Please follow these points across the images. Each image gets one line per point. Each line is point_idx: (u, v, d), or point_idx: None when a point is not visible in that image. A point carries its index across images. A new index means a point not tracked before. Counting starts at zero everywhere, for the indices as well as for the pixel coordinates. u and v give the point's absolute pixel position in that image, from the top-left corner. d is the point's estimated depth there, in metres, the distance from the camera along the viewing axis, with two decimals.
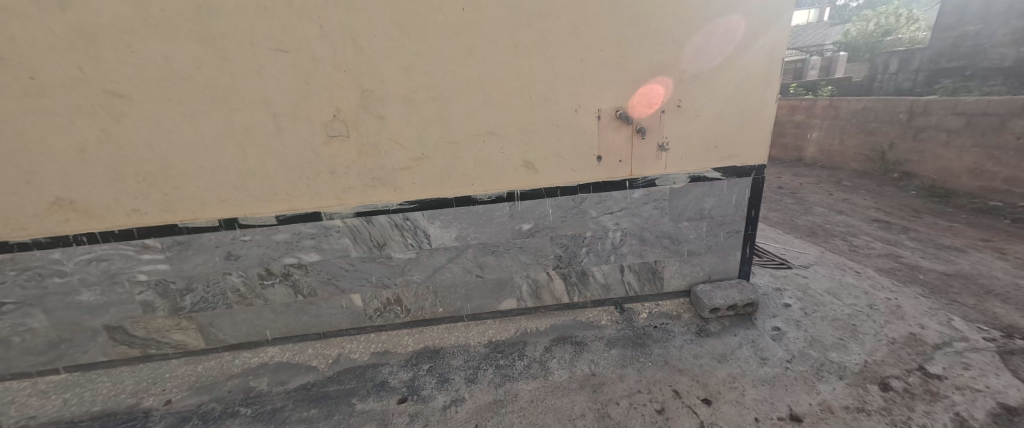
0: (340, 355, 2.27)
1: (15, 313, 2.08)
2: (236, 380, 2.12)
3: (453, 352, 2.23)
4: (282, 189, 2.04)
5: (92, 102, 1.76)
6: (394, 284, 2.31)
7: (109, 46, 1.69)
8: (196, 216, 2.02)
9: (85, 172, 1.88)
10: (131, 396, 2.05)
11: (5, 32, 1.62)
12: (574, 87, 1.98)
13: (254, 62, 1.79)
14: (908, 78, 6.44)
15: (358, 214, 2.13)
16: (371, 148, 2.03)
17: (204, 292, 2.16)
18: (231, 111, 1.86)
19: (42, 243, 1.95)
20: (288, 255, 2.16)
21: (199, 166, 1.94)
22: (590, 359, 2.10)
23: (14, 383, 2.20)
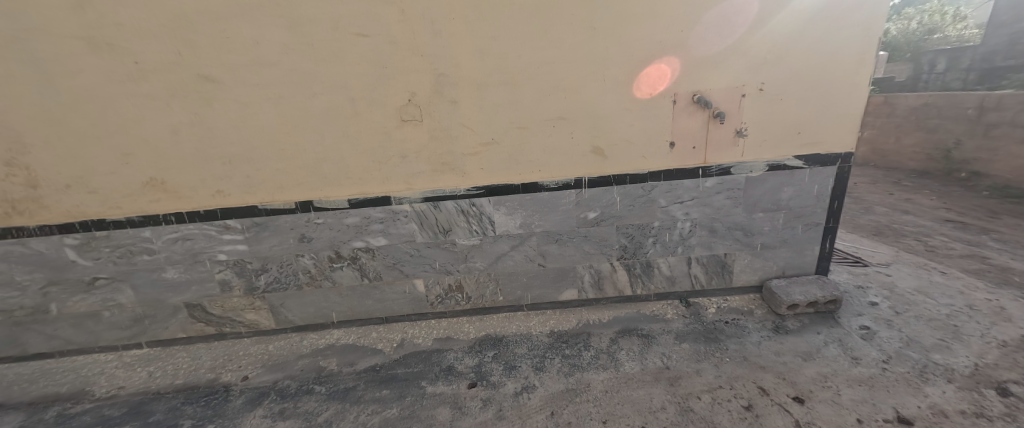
0: (404, 339, 2.29)
1: (107, 288, 2.18)
2: (307, 360, 2.18)
3: (516, 341, 2.21)
4: (354, 173, 2.07)
5: (187, 86, 1.83)
6: (456, 270, 2.31)
7: (206, 32, 1.75)
8: (274, 199, 2.08)
9: (175, 154, 1.95)
10: (210, 372, 2.14)
11: (114, 19, 1.70)
12: (647, 69, 1.88)
13: (337, 47, 1.82)
14: (959, 77, 6.08)
15: (425, 198, 2.14)
16: (442, 133, 2.02)
17: (278, 272, 2.23)
18: (312, 94, 1.90)
19: (136, 221, 2.05)
20: (357, 238, 2.20)
21: (278, 149, 1.98)
22: (660, 352, 2.02)
23: (102, 356, 2.32)
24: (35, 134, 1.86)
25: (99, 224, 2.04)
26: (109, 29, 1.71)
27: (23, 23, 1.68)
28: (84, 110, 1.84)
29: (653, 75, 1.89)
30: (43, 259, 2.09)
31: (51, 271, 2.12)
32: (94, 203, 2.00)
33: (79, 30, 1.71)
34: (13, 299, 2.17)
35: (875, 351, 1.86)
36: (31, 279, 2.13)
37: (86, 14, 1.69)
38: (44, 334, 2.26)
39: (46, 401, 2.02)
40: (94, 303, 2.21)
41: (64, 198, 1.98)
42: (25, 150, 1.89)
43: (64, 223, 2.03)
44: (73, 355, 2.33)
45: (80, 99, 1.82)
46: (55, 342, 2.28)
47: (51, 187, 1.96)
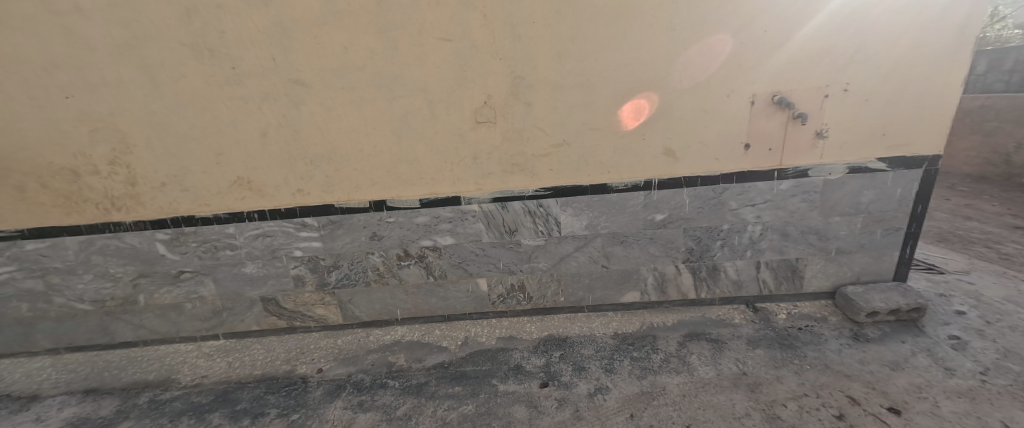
0: (467, 338, 2.32)
1: (191, 281, 2.29)
2: (377, 355, 2.24)
3: (580, 342, 2.20)
4: (428, 173, 2.14)
5: (280, 90, 1.95)
6: (519, 270, 2.33)
7: (302, 39, 1.86)
8: (350, 197, 2.17)
9: (263, 154, 2.07)
10: (285, 363, 2.22)
11: (218, 27, 1.82)
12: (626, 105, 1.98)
13: (420, 51, 1.90)
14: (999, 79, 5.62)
15: (494, 199, 2.18)
16: (515, 134, 2.06)
17: (348, 269, 2.31)
18: (394, 97, 1.99)
19: (222, 218, 2.17)
20: (425, 237, 2.25)
21: (359, 149, 2.08)
22: (734, 358, 1.97)
23: (182, 346, 2.43)
24: (138, 135, 1.99)
25: (189, 220, 2.16)
26: (213, 37, 1.84)
27: (137, 31, 1.81)
28: (184, 113, 1.97)
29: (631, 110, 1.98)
30: (135, 253, 2.21)
31: (142, 264, 2.24)
32: (186, 200, 2.13)
33: (186, 38, 1.83)
34: (106, 289, 2.30)
35: (971, 362, 1.77)
36: (123, 272, 2.25)
37: (193, 23, 1.81)
38: (131, 324, 2.39)
39: (137, 387, 2.13)
40: (178, 295, 2.32)
41: (159, 195, 2.11)
42: (128, 150, 2.02)
43: (157, 219, 2.15)
44: (156, 345, 2.45)
45: (182, 102, 1.95)
46: (141, 331, 2.41)
47: (148, 184, 2.09)
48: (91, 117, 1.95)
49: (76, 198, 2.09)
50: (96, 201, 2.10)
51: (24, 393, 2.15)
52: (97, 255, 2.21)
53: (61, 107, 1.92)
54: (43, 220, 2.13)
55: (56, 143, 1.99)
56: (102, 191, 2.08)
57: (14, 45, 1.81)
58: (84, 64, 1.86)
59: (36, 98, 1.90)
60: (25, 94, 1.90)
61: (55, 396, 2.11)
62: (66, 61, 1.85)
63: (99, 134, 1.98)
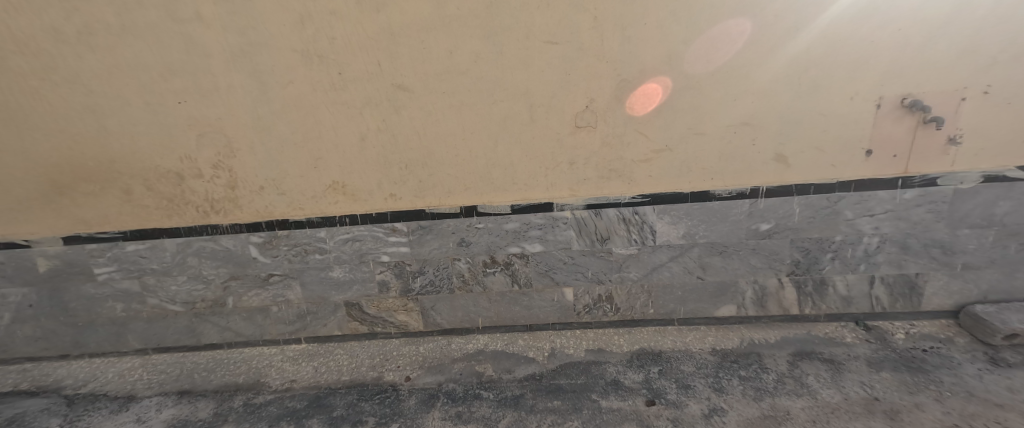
0: (554, 349, 2.23)
1: (279, 284, 2.30)
2: (463, 364, 2.19)
3: (678, 358, 2.06)
4: (521, 179, 2.09)
5: (382, 94, 1.96)
6: (608, 280, 2.24)
7: (408, 44, 1.86)
8: (442, 203, 2.15)
9: (360, 158, 2.08)
10: (372, 370, 2.20)
11: (330, 33, 1.85)
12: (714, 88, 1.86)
13: (525, 54, 1.87)
14: None
15: (587, 205, 2.10)
16: (615, 139, 1.99)
17: (433, 275, 2.28)
18: (494, 101, 1.96)
19: (315, 222, 2.18)
20: (513, 244, 2.20)
21: (455, 154, 2.07)
22: (858, 381, 1.80)
23: (265, 349, 2.43)
24: (242, 139, 2.03)
25: (283, 224, 2.18)
26: (324, 43, 1.87)
27: (252, 38, 1.84)
28: (289, 118, 2.00)
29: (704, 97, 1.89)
30: (229, 255, 2.23)
31: (234, 267, 2.25)
32: (281, 204, 2.15)
33: (298, 44, 1.86)
34: (197, 291, 2.30)
35: None
36: (216, 274, 2.26)
37: (306, 29, 1.84)
38: (218, 326, 2.38)
39: (229, 390, 2.13)
40: (265, 298, 2.33)
41: (256, 198, 2.14)
42: (232, 153, 2.05)
43: (252, 222, 2.18)
44: (239, 348, 2.45)
45: (287, 108, 1.98)
46: (227, 334, 2.41)
47: (247, 188, 2.12)
48: (201, 122, 1.99)
49: (178, 201, 2.12)
50: (197, 204, 2.13)
51: (120, 393, 2.17)
52: (192, 257, 2.23)
53: (173, 112, 1.97)
54: (145, 221, 2.17)
55: (164, 147, 2.03)
56: (203, 193, 2.12)
57: (136, 52, 1.86)
58: (199, 69, 1.90)
59: (151, 103, 1.95)
60: (141, 99, 1.94)
61: (151, 397, 2.12)
62: (182, 68, 1.89)
63: (206, 139, 2.02)
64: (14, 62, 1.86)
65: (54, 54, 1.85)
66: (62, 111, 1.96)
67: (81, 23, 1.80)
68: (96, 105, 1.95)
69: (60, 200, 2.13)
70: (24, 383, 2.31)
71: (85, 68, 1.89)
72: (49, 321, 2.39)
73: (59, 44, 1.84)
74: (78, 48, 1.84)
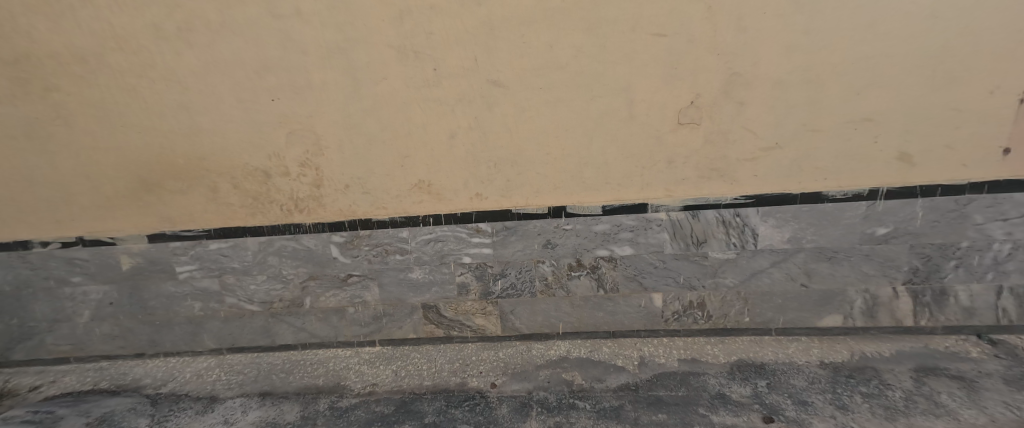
0: (643, 358, 2.11)
1: (358, 285, 2.26)
2: (548, 371, 2.09)
3: (785, 371, 1.93)
4: (615, 178, 1.99)
5: (476, 91, 1.90)
6: (702, 286, 2.11)
7: (507, 37, 1.80)
8: (528, 203, 2.07)
9: (448, 157, 2.03)
10: (454, 375, 2.13)
11: (428, 28, 1.80)
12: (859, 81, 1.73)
13: (631, 47, 1.76)
14: None
15: (684, 207, 1.99)
16: (721, 136, 1.87)
17: (515, 278, 2.20)
18: (592, 97, 1.87)
19: (397, 222, 2.14)
20: (602, 246, 2.10)
21: (546, 152, 1.98)
22: (1001, 401, 1.59)
23: (340, 351, 2.38)
24: (330, 137, 1.99)
25: (366, 223, 2.15)
26: (420, 38, 1.82)
27: (349, 34, 1.81)
28: (378, 115, 1.96)
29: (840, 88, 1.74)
30: (310, 255, 2.20)
31: (314, 267, 2.22)
32: (365, 203, 2.11)
33: (394, 39, 1.82)
34: (276, 291, 2.28)
35: None
36: (295, 274, 2.24)
37: (404, 24, 1.79)
38: (294, 327, 2.35)
39: (311, 392, 2.08)
40: (343, 299, 2.29)
41: (340, 197, 2.10)
42: (319, 151, 2.02)
43: (335, 221, 2.15)
44: (314, 349, 2.41)
45: (378, 104, 1.94)
46: (302, 335, 2.37)
47: (331, 187, 2.08)
48: (291, 120, 1.97)
49: (263, 199, 2.10)
50: (281, 202, 2.11)
51: (202, 394, 2.13)
52: (273, 256, 2.21)
53: (265, 109, 1.94)
54: (230, 220, 2.15)
55: (253, 145, 2.01)
56: (288, 192, 2.09)
57: (233, 48, 1.84)
58: (293, 66, 1.87)
59: (243, 100, 1.93)
60: (234, 96, 1.92)
61: (233, 398, 2.08)
62: (277, 64, 1.86)
63: (296, 136, 1.99)
64: (114, 59, 1.86)
65: (154, 51, 1.84)
66: (157, 108, 1.95)
67: (181, 19, 1.78)
68: (190, 102, 1.94)
69: (146, 198, 2.11)
70: (103, 381, 2.27)
71: (181, 65, 1.87)
72: (127, 320, 2.35)
73: (159, 41, 1.82)
74: (177, 44, 1.83)
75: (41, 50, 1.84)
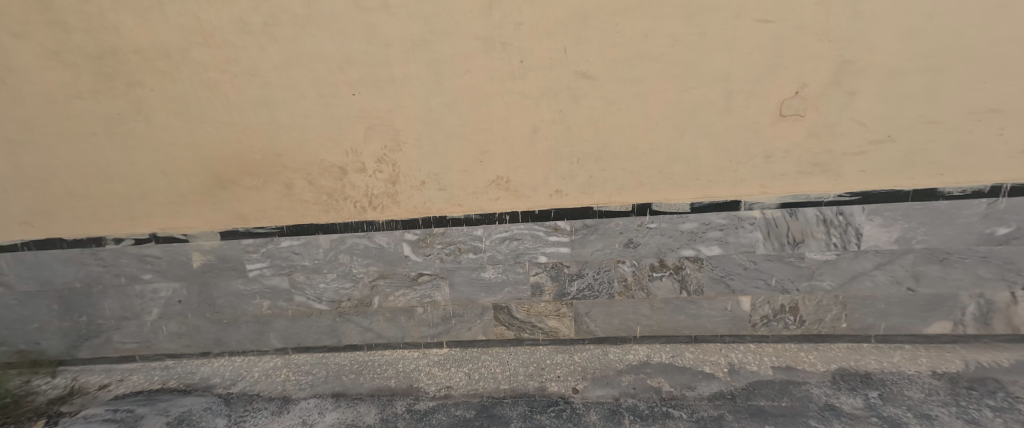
0: (732, 364, 1.99)
1: (428, 284, 2.21)
2: (631, 377, 1.98)
3: (896, 381, 1.79)
4: (705, 174, 1.87)
5: (562, 83, 1.82)
6: (795, 290, 1.99)
7: (599, 26, 1.71)
8: (611, 200, 1.98)
9: (529, 153, 1.95)
10: (531, 379, 2.04)
11: (517, 18, 1.73)
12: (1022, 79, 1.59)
13: (732, 34, 1.65)
14: None
15: (781, 204, 1.87)
16: (827, 129, 1.75)
17: (592, 279, 2.11)
18: (686, 89, 1.75)
19: (473, 219, 2.09)
20: (688, 246, 1.99)
21: (633, 147, 1.88)
22: None
23: (407, 352, 2.33)
24: (410, 132, 1.96)
25: (441, 221, 2.10)
26: (509, 29, 1.76)
27: (435, 25, 1.77)
28: (459, 109, 1.90)
29: (964, 76, 1.61)
30: (381, 253, 2.16)
31: (384, 265, 2.18)
32: (440, 200, 2.07)
33: (481, 31, 1.77)
34: (345, 290, 2.24)
35: None
36: (366, 272, 2.20)
37: (492, 15, 1.74)
38: (361, 326, 2.31)
39: (386, 394, 2.03)
40: (412, 298, 2.24)
41: (416, 194, 2.06)
42: (397, 147, 1.99)
43: (409, 219, 2.11)
44: (380, 350, 2.36)
45: (459, 98, 1.89)
46: (368, 335, 2.32)
47: (408, 183, 2.05)
48: (371, 115, 1.93)
49: (337, 195, 2.08)
50: (356, 199, 2.08)
51: (274, 394, 2.08)
52: (344, 254, 2.17)
53: (344, 104, 1.92)
54: (302, 217, 2.12)
55: (332, 141, 1.98)
56: (364, 189, 2.07)
57: (317, 43, 1.81)
58: (376, 60, 1.84)
59: (324, 95, 1.90)
60: (315, 91, 1.90)
61: (307, 399, 2.03)
62: (361, 58, 1.84)
63: (375, 131, 1.96)
64: (198, 54, 1.83)
65: (238, 45, 1.82)
66: (236, 103, 1.92)
67: (267, 13, 1.76)
68: (269, 97, 1.91)
69: (221, 195, 2.09)
70: (171, 380, 2.24)
71: (264, 60, 1.84)
72: (194, 318, 2.31)
73: (244, 36, 1.80)
74: (261, 39, 1.80)
75: (127, 46, 1.82)
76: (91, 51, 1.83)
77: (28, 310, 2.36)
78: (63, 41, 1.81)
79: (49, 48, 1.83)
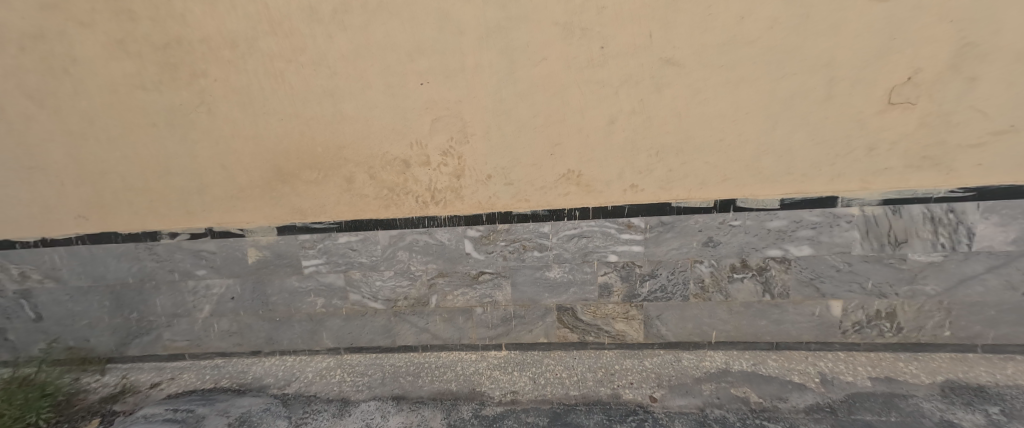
0: (824, 375, 1.83)
1: (489, 283, 2.11)
2: (712, 386, 1.83)
3: (1017, 396, 1.59)
4: (799, 168, 1.74)
5: (644, 71, 1.71)
6: (894, 294, 1.84)
7: (690, 9, 1.59)
8: (691, 196, 1.85)
9: (605, 145, 1.85)
10: (602, 385, 1.91)
11: (601, 2, 1.63)
12: None
13: (839, 16, 1.53)
14: None
15: (883, 201, 1.73)
16: (940, 118, 1.61)
17: (666, 280, 1.98)
18: (783, 76, 1.63)
19: (540, 215, 1.99)
20: (775, 245, 1.85)
21: (719, 139, 1.76)
22: None
23: (464, 355, 2.23)
24: (479, 123, 1.87)
25: (506, 217, 2.00)
26: (591, 14, 1.65)
27: (512, 12, 1.68)
28: (533, 99, 1.81)
29: None
30: (442, 250, 2.08)
31: (444, 263, 2.09)
32: (506, 195, 1.97)
33: (561, 16, 1.67)
34: (401, 288, 2.16)
35: None
36: (424, 270, 2.11)
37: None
38: (417, 327, 2.22)
39: (448, 398, 1.91)
40: (472, 298, 2.14)
41: (481, 189, 1.97)
42: (464, 139, 1.90)
43: (472, 214, 2.02)
44: (435, 351, 2.26)
45: (534, 88, 1.79)
46: (424, 336, 2.23)
47: (473, 177, 1.96)
48: (439, 105, 1.85)
49: (399, 189, 2.00)
50: (418, 193, 2.00)
51: (331, 395, 1.99)
52: (403, 251, 2.09)
53: (412, 95, 1.84)
54: (361, 212, 2.05)
55: (397, 132, 1.91)
56: (427, 183, 1.99)
57: (388, 31, 1.75)
58: (448, 48, 1.76)
59: (392, 85, 1.83)
60: (382, 81, 1.83)
61: (367, 401, 1.93)
62: (432, 46, 1.76)
63: (442, 123, 1.88)
64: (266, 43, 1.78)
65: (306, 34, 1.76)
66: (301, 94, 1.86)
67: (339, 1, 1.70)
68: (336, 88, 1.84)
69: (281, 188, 2.03)
70: (224, 380, 2.17)
71: (332, 49, 1.78)
72: (247, 316, 2.25)
73: (313, 24, 1.74)
74: (331, 27, 1.74)
75: (194, 35, 1.77)
76: (157, 40, 1.78)
77: (80, 306, 2.31)
78: (130, 30, 1.77)
79: (115, 37, 1.79)
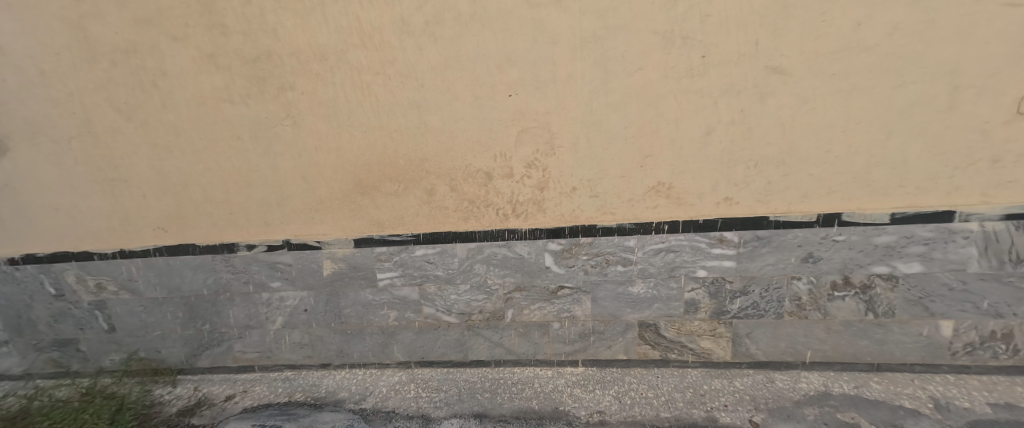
0: (937, 399, 1.71)
1: (568, 298, 2.06)
2: (815, 410, 1.72)
3: None
4: (913, 181, 1.65)
5: (748, 80, 1.63)
6: (1012, 315, 1.74)
7: (803, 15, 1.50)
8: (791, 210, 1.78)
9: (700, 157, 1.78)
10: (694, 407, 1.82)
11: (705, 9, 1.55)
12: None
13: (970, 20, 1.42)
14: None
15: (1006, 216, 1.63)
16: None
17: (759, 297, 1.91)
18: (901, 85, 1.54)
19: (626, 229, 1.93)
20: (881, 262, 1.77)
21: (826, 150, 1.68)
22: None
23: (540, 370, 2.18)
24: (568, 135, 1.82)
25: (591, 230, 1.95)
26: (694, 22, 1.57)
27: (610, 21, 1.61)
28: (626, 111, 1.75)
29: None
30: (521, 263, 2.03)
31: (523, 277, 2.04)
32: (591, 208, 1.92)
33: (662, 25, 1.59)
34: (477, 302, 2.11)
35: None
36: (502, 284, 2.07)
37: (678, 7, 1.56)
38: (491, 341, 2.18)
39: (532, 417, 1.84)
40: (550, 313, 2.09)
41: (565, 201, 1.93)
42: (551, 151, 1.86)
43: (555, 227, 1.97)
44: (509, 367, 2.22)
45: (627, 99, 1.73)
46: (498, 350, 2.19)
47: (558, 189, 1.91)
48: (526, 117, 1.81)
49: (481, 202, 1.97)
50: (499, 206, 1.96)
51: (409, 412, 1.95)
52: (480, 265, 2.05)
53: (500, 106, 1.80)
54: (441, 225, 2.02)
55: (481, 145, 1.87)
56: (509, 195, 1.95)
57: (480, 42, 1.70)
58: (541, 58, 1.70)
59: (480, 96, 1.79)
60: (470, 92, 1.79)
61: (448, 419, 1.88)
62: (523, 57, 1.71)
63: (529, 135, 1.84)
64: (355, 56, 1.75)
65: (396, 46, 1.73)
66: (387, 106, 1.83)
67: (432, 13, 1.66)
68: (422, 100, 1.81)
69: (361, 201, 2.01)
70: (297, 393, 2.16)
71: (421, 61, 1.74)
72: (319, 328, 2.24)
73: (403, 36, 1.71)
74: (421, 39, 1.71)
75: (284, 49, 1.75)
76: (247, 54, 1.77)
77: (153, 318, 2.32)
78: (221, 44, 1.76)
79: (206, 52, 1.78)
